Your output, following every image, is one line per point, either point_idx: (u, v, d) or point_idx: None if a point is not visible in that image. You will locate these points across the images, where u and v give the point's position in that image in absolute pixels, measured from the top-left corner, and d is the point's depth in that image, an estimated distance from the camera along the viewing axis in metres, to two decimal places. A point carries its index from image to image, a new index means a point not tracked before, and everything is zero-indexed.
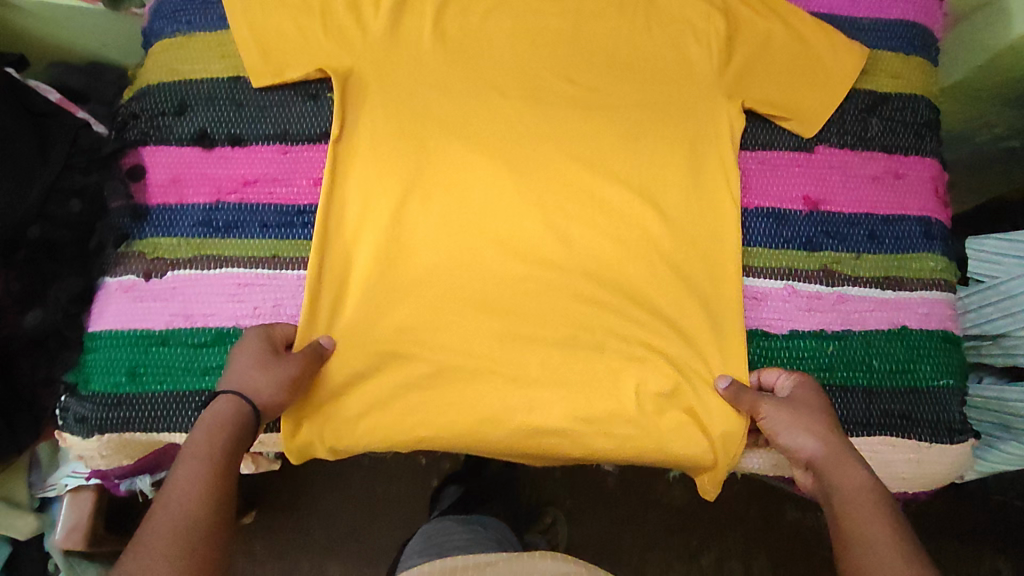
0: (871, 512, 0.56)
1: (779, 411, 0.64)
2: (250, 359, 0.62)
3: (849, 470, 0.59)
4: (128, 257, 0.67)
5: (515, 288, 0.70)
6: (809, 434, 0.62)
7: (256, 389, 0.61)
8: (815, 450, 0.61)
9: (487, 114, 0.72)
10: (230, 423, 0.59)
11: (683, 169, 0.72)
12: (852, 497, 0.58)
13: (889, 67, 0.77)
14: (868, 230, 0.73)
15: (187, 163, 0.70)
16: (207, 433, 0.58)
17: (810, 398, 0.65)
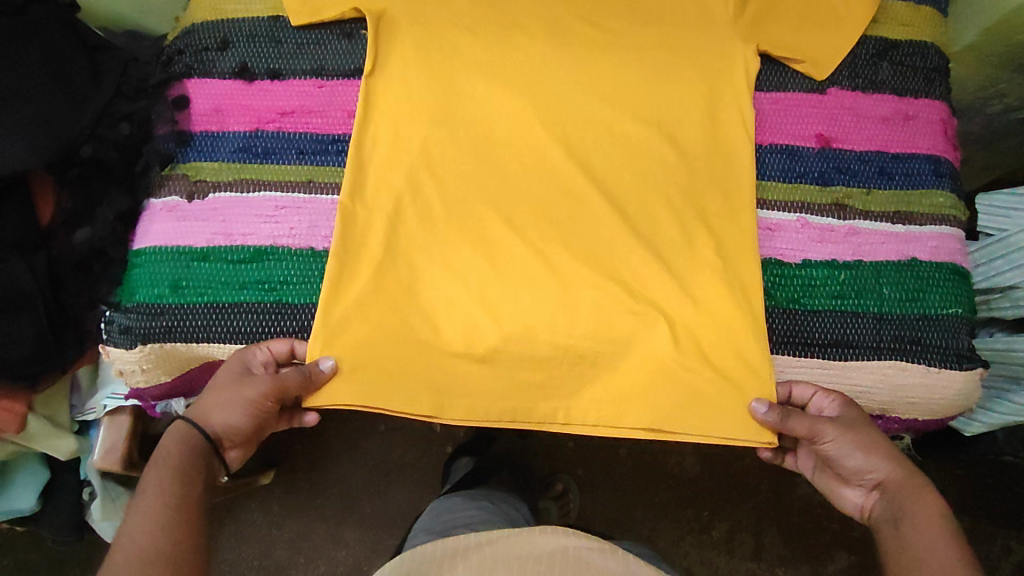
0: (951, 535, 0.58)
1: (841, 429, 0.64)
2: (217, 385, 0.65)
3: (922, 494, 0.61)
4: (172, 179, 0.71)
5: (535, 223, 0.72)
6: (879, 457, 0.63)
7: (209, 416, 0.64)
8: (884, 472, 0.63)
9: (511, 56, 0.76)
10: (180, 450, 0.61)
11: (700, 108, 0.75)
12: (929, 520, 0.59)
13: (900, 16, 0.80)
14: (878, 167, 0.75)
15: (228, 95, 0.74)
16: (161, 462, 0.60)
17: (864, 415, 0.66)
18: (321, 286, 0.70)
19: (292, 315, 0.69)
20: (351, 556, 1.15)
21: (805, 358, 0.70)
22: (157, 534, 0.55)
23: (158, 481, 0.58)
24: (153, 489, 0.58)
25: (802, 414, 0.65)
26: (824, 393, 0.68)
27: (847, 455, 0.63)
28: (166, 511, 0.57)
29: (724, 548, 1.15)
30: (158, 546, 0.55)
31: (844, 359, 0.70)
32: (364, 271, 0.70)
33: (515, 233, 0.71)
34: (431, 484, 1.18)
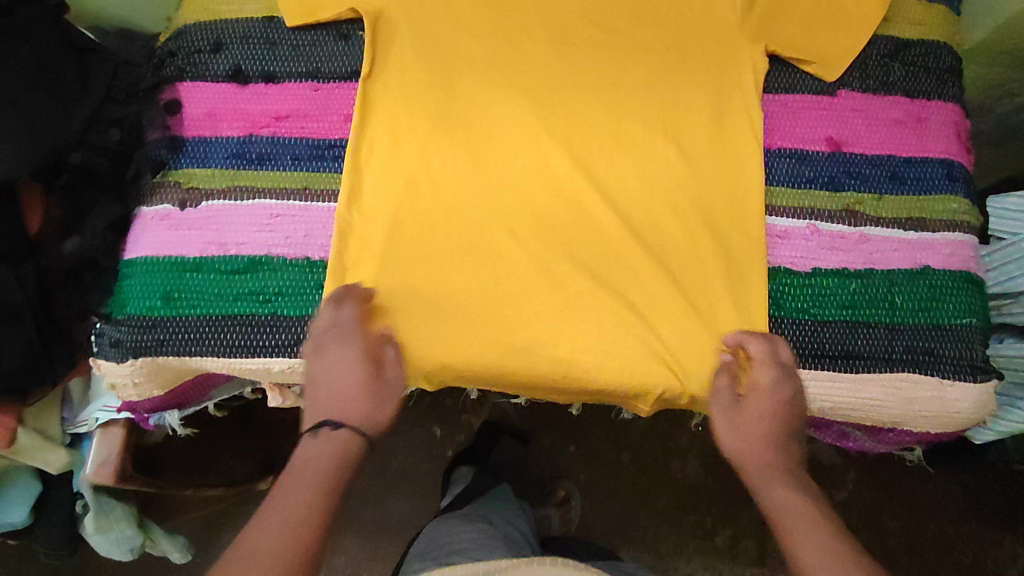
0: (798, 524, 0.59)
1: (730, 421, 0.65)
2: (347, 381, 0.63)
3: (779, 485, 0.62)
4: (164, 187, 0.69)
5: (537, 228, 0.70)
6: (743, 447, 0.64)
7: (353, 414, 0.62)
8: (746, 461, 0.64)
9: (514, 57, 0.74)
10: (337, 450, 0.60)
11: (707, 110, 0.73)
12: (789, 509, 0.60)
13: (911, 14, 0.78)
14: (890, 171, 0.73)
15: (222, 99, 0.71)
16: (316, 460, 0.59)
17: (777, 399, 0.65)
18: (315, 298, 0.66)
19: (285, 328, 0.66)
20: (351, 564, 1.14)
21: (817, 371, 0.67)
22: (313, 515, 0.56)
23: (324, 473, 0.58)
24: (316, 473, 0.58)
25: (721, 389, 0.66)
26: (758, 365, 0.65)
27: (732, 441, 0.65)
28: (313, 501, 0.56)
29: (728, 555, 1.13)
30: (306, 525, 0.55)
31: (856, 371, 0.67)
32: (361, 282, 0.67)
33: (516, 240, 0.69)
34: (432, 491, 1.16)
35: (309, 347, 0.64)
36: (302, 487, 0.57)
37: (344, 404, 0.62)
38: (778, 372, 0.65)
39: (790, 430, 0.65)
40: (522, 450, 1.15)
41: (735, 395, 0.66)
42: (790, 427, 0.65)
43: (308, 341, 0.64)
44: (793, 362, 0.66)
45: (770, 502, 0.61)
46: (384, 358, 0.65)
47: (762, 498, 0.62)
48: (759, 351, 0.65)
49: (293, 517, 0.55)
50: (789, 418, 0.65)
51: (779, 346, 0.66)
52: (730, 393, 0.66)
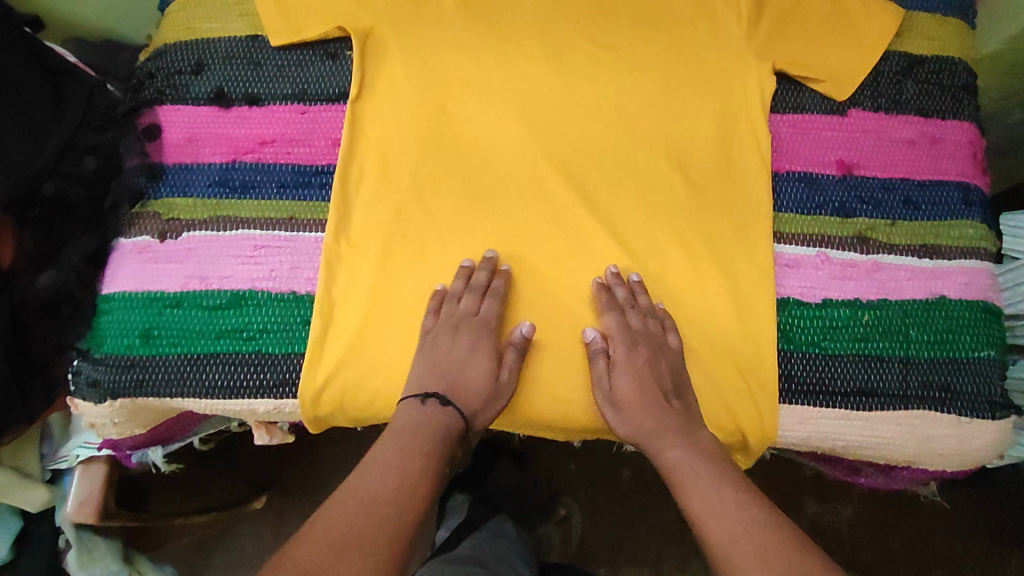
0: (701, 478, 0.58)
1: (610, 400, 0.63)
2: (469, 368, 0.63)
3: (672, 443, 0.61)
4: (143, 218, 0.66)
5: (534, 258, 0.67)
6: (628, 422, 0.62)
7: (461, 399, 0.62)
8: (636, 432, 0.62)
9: (511, 76, 0.71)
10: (436, 425, 0.60)
11: (712, 131, 0.70)
12: (687, 468, 0.59)
13: (923, 29, 0.75)
14: (903, 196, 0.70)
15: (204, 124, 0.68)
16: (414, 429, 0.59)
17: (641, 364, 0.63)
18: (303, 335, 0.63)
19: (272, 367, 0.63)
20: None
21: (828, 408, 0.64)
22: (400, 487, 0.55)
23: (414, 450, 0.57)
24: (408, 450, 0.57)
25: (597, 370, 0.63)
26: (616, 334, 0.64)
27: (623, 417, 0.63)
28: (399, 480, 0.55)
29: None
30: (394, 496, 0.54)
31: (869, 409, 0.64)
32: (350, 316, 0.64)
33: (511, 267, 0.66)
34: None
35: (441, 325, 0.64)
36: (390, 466, 0.56)
37: (459, 392, 0.62)
38: (628, 336, 0.64)
39: (667, 389, 0.63)
40: (513, 472, 1.11)
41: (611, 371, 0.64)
42: (671, 384, 0.63)
43: (434, 316, 0.64)
44: (646, 321, 0.65)
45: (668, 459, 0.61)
46: (504, 359, 0.63)
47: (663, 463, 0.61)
48: (616, 321, 0.64)
49: (405, 477, 0.56)
50: (660, 377, 0.63)
51: (627, 307, 0.65)
52: (607, 373, 0.63)
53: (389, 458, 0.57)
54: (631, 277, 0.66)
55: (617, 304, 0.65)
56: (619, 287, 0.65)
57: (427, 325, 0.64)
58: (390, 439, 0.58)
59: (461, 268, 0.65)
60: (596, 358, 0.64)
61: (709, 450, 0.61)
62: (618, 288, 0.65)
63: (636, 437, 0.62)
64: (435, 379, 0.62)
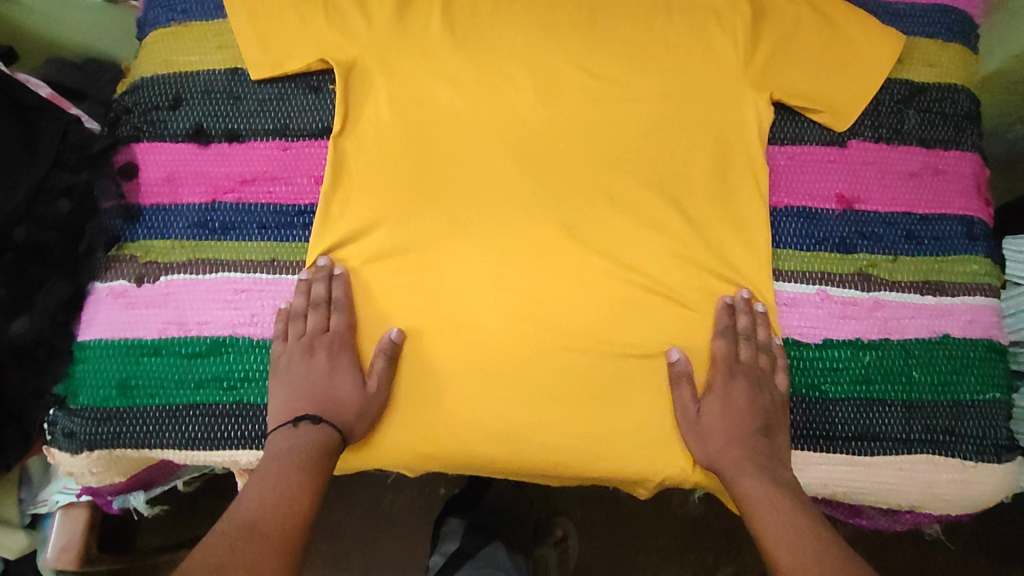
0: (782, 517, 0.56)
1: (696, 422, 0.61)
2: (331, 385, 0.61)
3: (757, 477, 0.59)
4: (119, 261, 0.63)
5: (525, 298, 0.65)
6: (710, 446, 0.61)
7: (337, 417, 0.60)
8: (717, 459, 0.61)
9: (500, 108, 0.69)
10: (314, 448, 0.58)
11: (708, 164, 0.68)
12: (763, 501, 0.58)
13: (925, 55, 0.73)
14: (905, 230, 0.68)
15: (182, 162, 0.66)
16: (284, 455, 0.57)
17: (737, 397, 0.62)
18: None
19: (254, 418, 0.60)
20: None
21: (829, 454, 0.62)
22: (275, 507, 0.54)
23: (281, 470, 0.56)
24: (274, 473, 0.56)
25: (685, 391, 0.62)
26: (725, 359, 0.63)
27: (703, 444, 0.61)
28: (267, 500, 0.54)
29: None
30: (274, 517, 0.53)
31: (870, 454, 0.62)
32: None
33: (389, 287, 0.64)
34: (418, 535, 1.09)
35: (292, 347, 0.61)
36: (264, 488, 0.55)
37: (330, 408, 0.60)
38: (729, 367, 0.62)
39: (764, 425, 0.61)
40: (509, 491, 1.07)
41: (699, 401, 0.62)
42: (765, 423, 0.61)
43: (283, 342, 0.61)
44: (758, 355, 0.63)
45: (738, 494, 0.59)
46: (371, 368, 0.62)
47: (737, 493, 0.59)
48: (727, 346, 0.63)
49: (281, 496, 0.55)
50: (753, 413, 0.61)
51: (741, 337, 0.63)
52: (693, 399, 0.62)
53: (256, 484, 0.56)
54: (757, 307, 0.64)
55: (734, 332, 0.63)
56: (743, 314, 0.64)
57: (275, 353, 0.61)
58: (260, 470, 0.57)
59: (300, 284, 0.63)
60: (680, 378, 0.62)
61: (786, 487, 0.59)
62: (741, 316, 0.64)
63: (715, 464, 0.61)
64: (301, 398, 0.60)
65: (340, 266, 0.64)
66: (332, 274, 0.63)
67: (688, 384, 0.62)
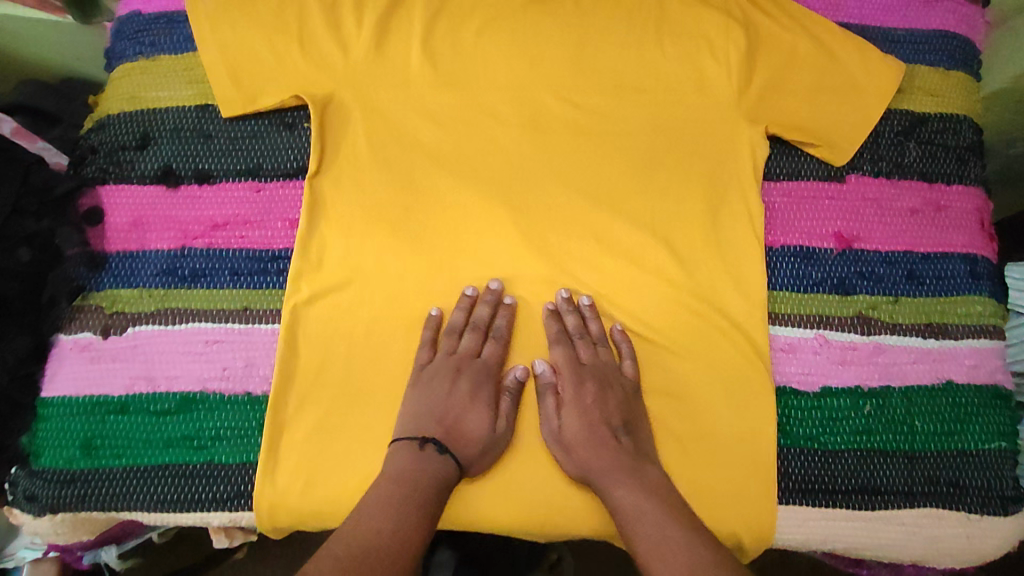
0: (656, 518, 0.52)
1: (556, 434, 0.58)
2: (470, 412, 0.58)
3: (624, 480, 0.55)
4: (84, 312, 0.61)
5: (516, 336, 0.63)
6: (576, 456, 0.57)
7: (457, 446, 0.57)
8: (586, 468, 0.57)
9: (482, 144, 0.66)
10: (431, 475, 0.54)
11: (700, 202, 0.65)
12: (633, 509, 0.53)
13: (926, 84, 0.70)
14: (906, 270, 0.65)
15: (150, 205, 0.63)
16: (410, 474, 0.54)
17: (589, 400, 0.59)
18: (256, 441, 0.58)
19: (225, 479, 0.57)
20: None
21: (828, 509, 0.60)
22: (394, 536, 0.49)
23: (400, 495, 0.52)
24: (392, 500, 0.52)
25: (542, 400, 0.59)
26: (564, 360, 0.61)
27: (569, 455, 0.57)
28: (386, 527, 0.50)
29: None
30: (390, 547, 0.49)
31: (871, 509, 0.60)
32: (309, 417, 0.59)
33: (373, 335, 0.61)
34: None
35: (439, 362, 0.60)
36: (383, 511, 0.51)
37: (454, 437, 0.57)
38: (575, 370, 0.60)
39: (620, 424, 0.58)
40: None
41: (560, 408, 0.59)
42: (622, 420, 0.58)
43: (432, 354, 0.61)
44: (597, 352, 0.61)
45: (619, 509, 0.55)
46: (500, 407, 0.59)
47: (609, 501, 0.55)
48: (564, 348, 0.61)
49: (398, 527, 0.50)
50: (610, 413, 0.58)
51: (576, 337, 0.62)
52: (556, 411, 0.59)
53: (376, 505, 0.51)
54: (582, 301, 0.63)
55: (567, 334, 0.62)
56: (570, 313, 0.62)
57: (422, 361, 0.60)
58: (379, 489, 0.53)
59: (462, 298, 0.62)
60: (540, 388, 0.60)
61: (658, 491, 0.55)
62: (567, 316, 0.62)
63: (586, 475, 0.57)
64: (435, 421, 0.57)
65: (510, 295, 0.63)
66: (500, 301, 0.62)
67: (545, 394, 0.60)
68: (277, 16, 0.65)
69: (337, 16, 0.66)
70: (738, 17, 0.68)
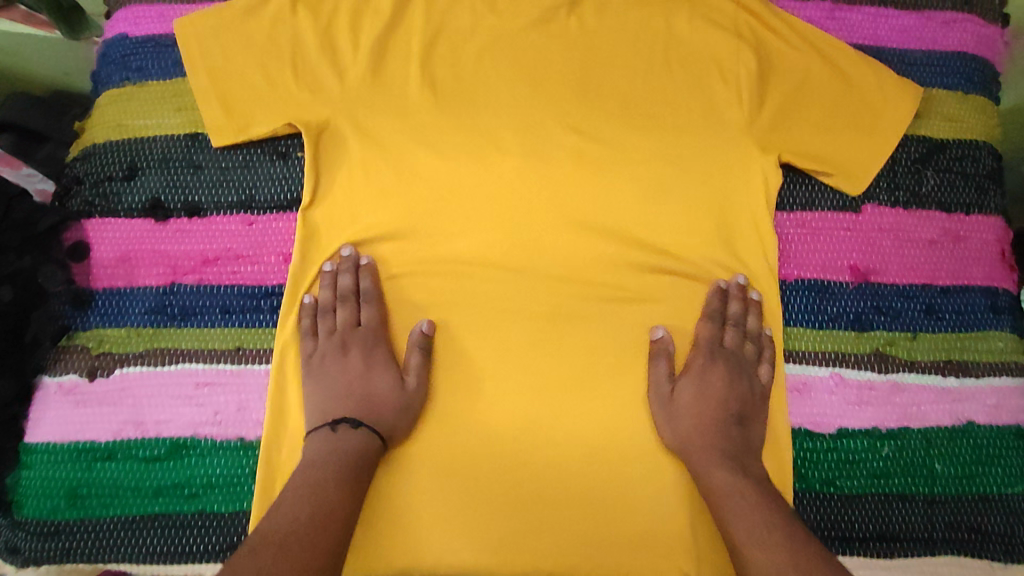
0: (758, 501, 0.52)
1: (670, 400, 0.58)
2: (365, 382, 0.57)
3: (728, 466, 0.54)
4: (70, 354, 0.58)
5: (390, 297, 0.61)
6: (687, 427, 0.57)
7: (376, 417, 0.55)
8: (689, 442, 0.56)
9: (483, 172, 0.63)
10: (355, 451, 0.53)
11: (709, 234, 0.62)
12: (728, 492, 0.53)
13: (944, 108, 0.67)
14: (925, 304, 0.63)
15: (139, 240, 0.61)
16: (326, 457, 0.52)
17: (713, 381, 0.59)
18: (249, 489, 0.56)
19: (216, 530, 0.55)
20: None
21: (845, 557, 0.57)
22: (311, 516, 0.48)
23: (319, 476, 0.51)
24: (307, 481, 0.50)
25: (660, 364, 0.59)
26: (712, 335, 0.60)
27: (674, 427, 0.57)
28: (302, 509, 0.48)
29: None
30: (313, 529, 0.47)
31: (891, 556, 0.57)
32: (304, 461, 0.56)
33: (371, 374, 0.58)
34: None
35: (324, 344, 0.58)
36: (297, 494, 0.49)
37: (370, 409, 0.56)
38: (712, 349, 0.60)
39: (738, 413, 0.58)
40: None
41: (675, 380, 0.59)
42: (740, 411, 0.58)
43: (314, 339, 0.59)
44: (743, 343, 0.60)
45: (718, 510, 0.53)
46: (406, 364, 0.58)
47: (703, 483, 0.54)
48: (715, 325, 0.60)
49: (319, 509, 0.49)
50: (727, 398, 0.58)
51: (730, 322, 0.60)
52: (669, 378, 0.59)
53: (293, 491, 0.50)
54: (751, 294, 0.61)
55: (726, 317, 0.61)
56: (733, 300, 0.61)
57: (307, 351, 0.58)
58: (293, 477, 0.51)
59: (324, 275, 0.60)
60: (660, 351, 0.59)
61: (758, 479, 0.54)
62: (733, 301, 0.61)
63: (686, 451, 0.56)
64: (337, 400, 0.56)
65: (365, 255, 0.61)
66: (359, 264, 0.60)
67: (663, 359, 0.59)
68: (268, 38, 0.62)
69: (332, 39, 0.63)
70: (750, 39, 0.66)
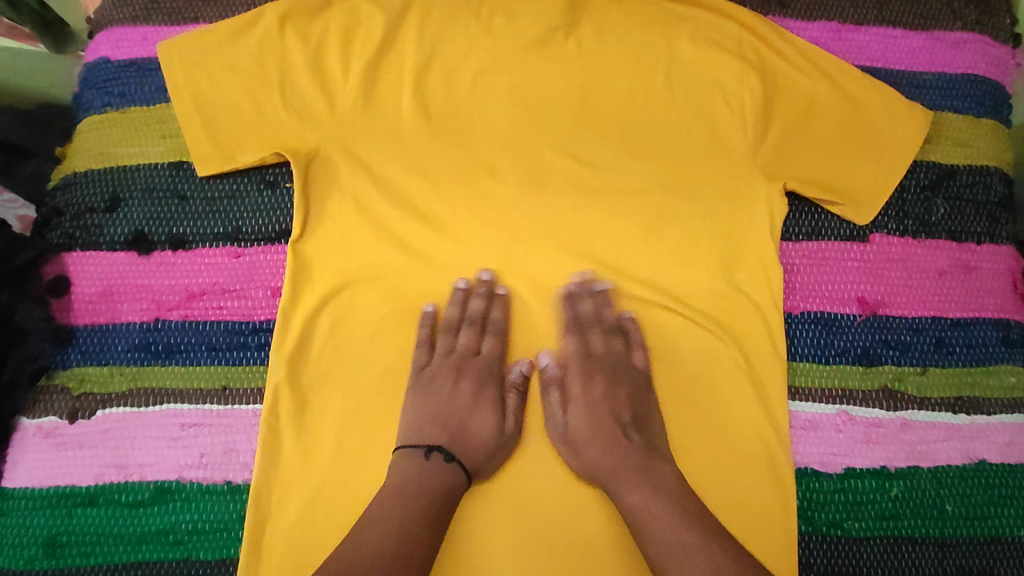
0: (673, 511, 0.50)
1: (567, 430, 0.56)
2: (474, 415, 0.56)
3: (641, 477, 0.52)
4: (49, 394, 0.56)
5: (515, 328, 0.60)
6: (591, 450, 0.54)
7: (464, 453, 0.54)
8: (598, 463, 0.54)
9: (479, 202, 0.61)
10: (439, 486, 0.52)
11: (713, 265, 0.60)
12: (648, 508, 0.50)
13: (955, 133, 0.65)
14: (935, 337, 0.61)
15: (121, 274, 0.59)
16: (412, 487, 0.51)
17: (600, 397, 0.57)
18: (236, 535, 0.54)
19: None
20: None
21: None
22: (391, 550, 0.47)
23: (404, 509, 0.49)
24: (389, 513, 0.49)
25: (547, 394, 0.57)
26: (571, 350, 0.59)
27: (578, 454, 0.55)
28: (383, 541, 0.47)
29: None
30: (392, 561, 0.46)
31: None
32: (293, 505, 0.53)
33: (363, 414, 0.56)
34: None
35: (437, 364, 0.57)
36: (378, 525, 0.48)
37: (463, 443, 0.54)
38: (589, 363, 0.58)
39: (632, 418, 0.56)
40: None
41: (566, 405, 0.57)
42: (634, 415, 0.56)
43: (430, 354, 0.58)
44: (612, 342, 0.59)
45: (643, 536, 0.50)
46: (506, 404, 0.57)
47: (623, 502, 0.52)
48: (574, 338, 0.59)
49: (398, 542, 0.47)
50: (619, 407, 0.56)
51: (590, 327, 0.59)
52: (561, 407, 0.57)
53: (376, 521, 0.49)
54: (595, 286, 0.60)
55: (583, 325, 0.59)
56: (585, 300, 0.59)
57: (419, 365, 0.57)
58: (376, 505, 0.50)
59: (456, 292, 0.59)
60: (544, 381, 0.58)
61: (673, 487, 0.52)
62: (584, 302, 0.59)
63: (596, 475, 0.54)
64: (437, 427, 0.55)
65: (502, 286, 0.60)
66: (495, 291, 0.60)
67: (551, 389, 0.57)
68: (255, 62, 0.60)
69: (321, 63, 0.61)
70: (753, 62, 0.63)
